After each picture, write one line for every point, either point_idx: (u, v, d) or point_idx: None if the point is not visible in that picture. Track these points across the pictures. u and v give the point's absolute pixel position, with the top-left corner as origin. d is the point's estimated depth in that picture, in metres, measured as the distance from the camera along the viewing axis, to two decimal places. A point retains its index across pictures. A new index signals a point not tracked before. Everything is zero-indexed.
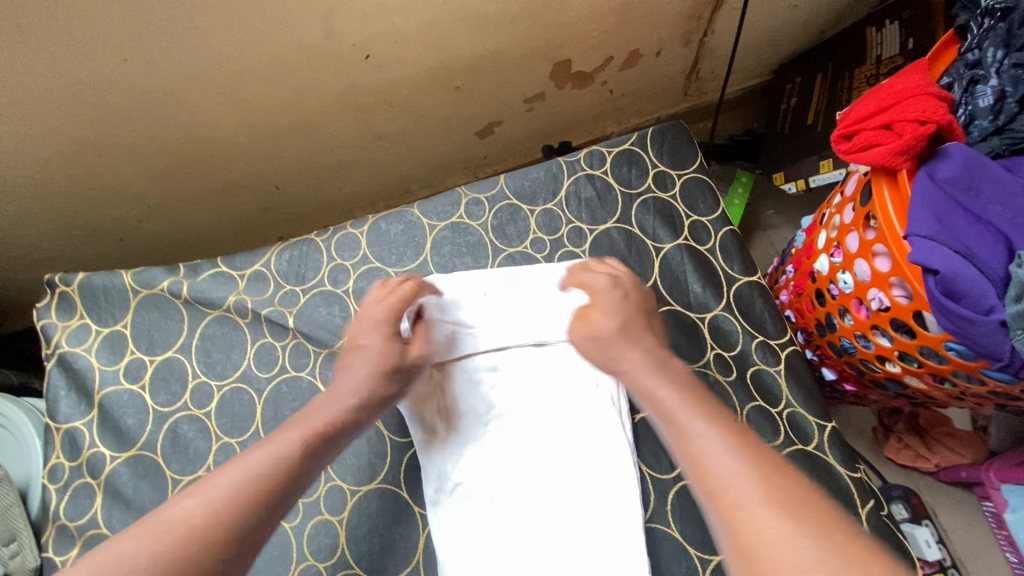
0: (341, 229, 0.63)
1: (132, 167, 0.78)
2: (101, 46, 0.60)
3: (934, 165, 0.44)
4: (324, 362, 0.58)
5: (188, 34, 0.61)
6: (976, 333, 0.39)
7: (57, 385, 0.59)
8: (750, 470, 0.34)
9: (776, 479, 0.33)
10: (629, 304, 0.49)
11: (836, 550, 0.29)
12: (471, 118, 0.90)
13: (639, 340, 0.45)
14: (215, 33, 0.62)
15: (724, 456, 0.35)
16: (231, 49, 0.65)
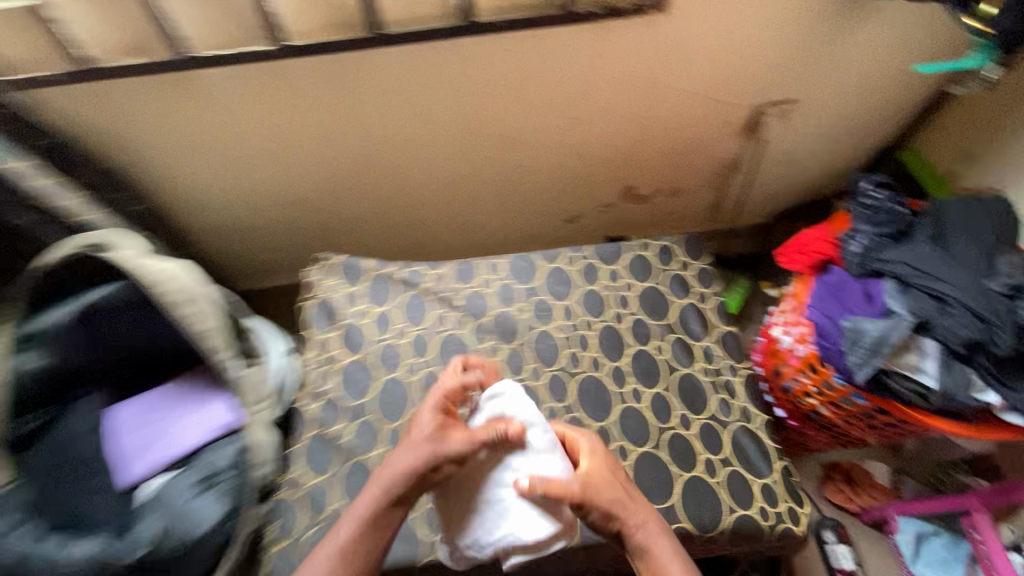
0: (490, 259, 1.07)
1: (354, 209, 1.21)
2: (388, 142, 1.06)
3: (825, 276, 0.88)
4: (473, 329, 1.00)
5: (436, 142, 1.09)
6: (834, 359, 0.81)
7: (315, 313, 1.02)
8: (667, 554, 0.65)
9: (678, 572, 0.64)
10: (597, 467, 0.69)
11: None
12: (565, 212, 1.36)
13: (605, 487, 0.67)
14: (449, 144, 1.09)
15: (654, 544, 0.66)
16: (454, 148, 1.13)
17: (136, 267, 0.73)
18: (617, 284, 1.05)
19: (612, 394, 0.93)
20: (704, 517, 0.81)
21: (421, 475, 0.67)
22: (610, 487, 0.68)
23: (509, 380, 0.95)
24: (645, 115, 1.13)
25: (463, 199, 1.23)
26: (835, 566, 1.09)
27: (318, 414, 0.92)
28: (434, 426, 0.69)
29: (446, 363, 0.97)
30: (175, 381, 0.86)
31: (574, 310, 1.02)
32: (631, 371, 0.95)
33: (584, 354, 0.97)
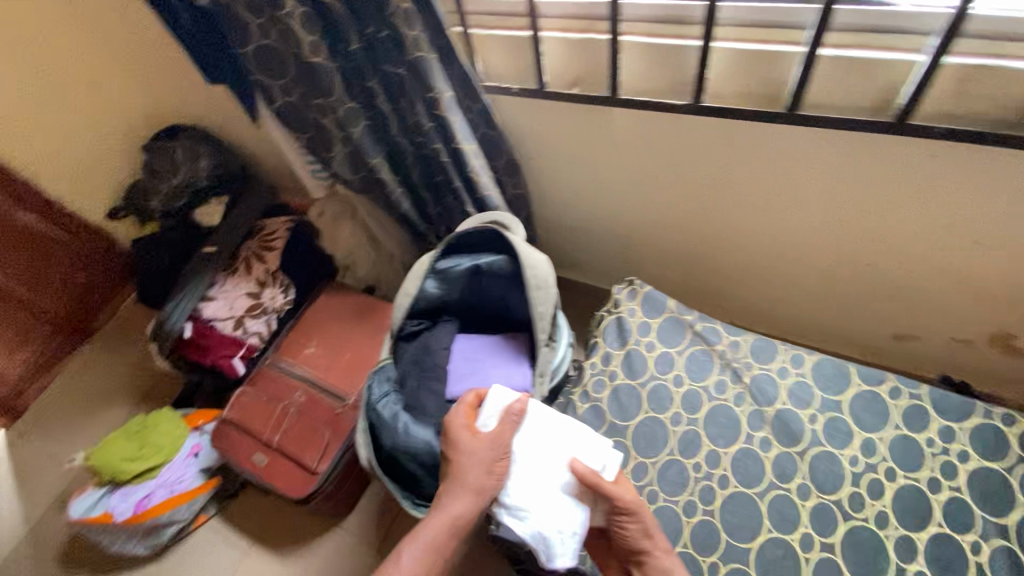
0: (798, 351, 1.02)
1: (679, 244, 1.31)
2: (744, 200, 1.12)
3: None
4: (750, 412, 0.98)
5: (793, 213, 1.10)
6: None
7: (611, 327, 1.14)
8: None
9: None
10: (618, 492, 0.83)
11: None
12: (901, 326, 1.20)
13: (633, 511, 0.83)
14: (805, 218, 1.10)
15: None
16: (808, 224, 1.10)
17: (523, 253, 0.94)
18: (948, 446, 0.88)
19: (887, 562, 0.82)
20: None
21: (487, 474, 0.83)
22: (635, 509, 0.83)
23: (772, 480, 0.91)
24: None
25: (792, 273, 1.24)
26: None
27: (586, 414, 1.05)
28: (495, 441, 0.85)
29: (710, 430, 0.97)
30: (503, 334, 1.07)
31: (873, 447, 0.91)
32: (923, 550, 0.82)
33: (869, 501, 0.86)
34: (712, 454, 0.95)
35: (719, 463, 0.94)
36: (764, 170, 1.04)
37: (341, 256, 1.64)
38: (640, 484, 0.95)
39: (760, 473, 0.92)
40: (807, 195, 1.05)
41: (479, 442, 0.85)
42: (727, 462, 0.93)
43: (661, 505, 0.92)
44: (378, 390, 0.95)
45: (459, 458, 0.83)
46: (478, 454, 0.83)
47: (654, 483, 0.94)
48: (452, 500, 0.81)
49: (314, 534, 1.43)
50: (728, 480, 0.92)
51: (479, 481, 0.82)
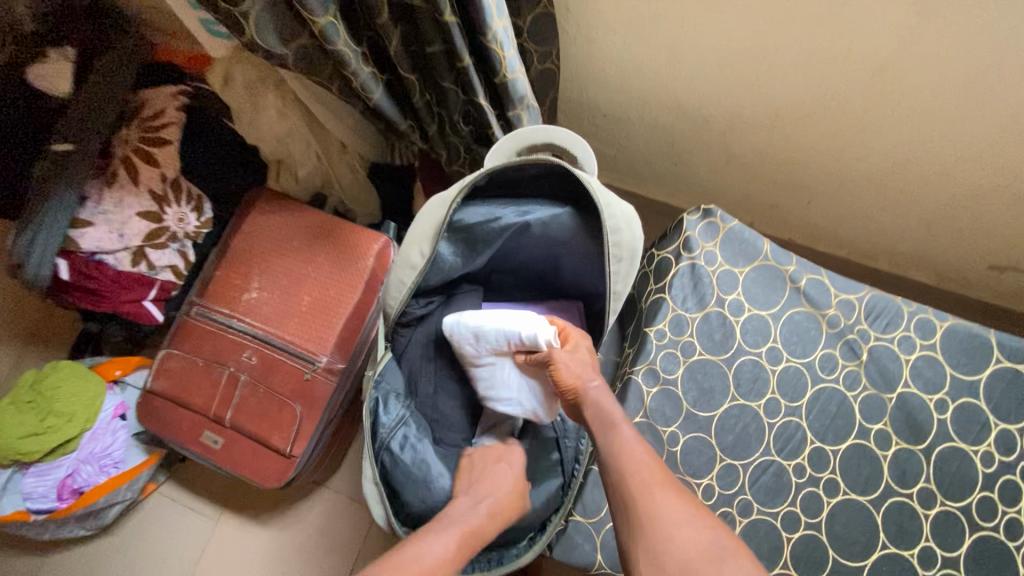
0: (927, 314, 0.78)
1: (756, 144, 0.96)
2: (887, 83, 0.78)
3: None
4: (865, 397, 0.77)
5: (949, 108, 0.78)
6: None
7: (682, 280, 0.84)
8: (648, 471, 0.55)
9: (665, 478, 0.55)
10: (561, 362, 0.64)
11: (696, 521, 0.53)
12: (1005, 257, 0.99)
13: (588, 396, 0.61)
14: (963, 116, 0.79)
15: (636, 454, 0.56)
16: (966, 129, 0.80)
17: (605, 212, 0.62)
18: None
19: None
20: None
21: (485, 458, 0.72)
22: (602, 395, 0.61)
23: (890, 485, 0.74)
24: None
25: (897, 188, 0.95)
26: None
27: (655, 402, 0.80)
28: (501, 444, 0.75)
29: (816, 422, 0.77)
30: (547, 306, 0.78)
31: (1014, 441, 0.74)
32: None
33: (1003, 508, 0.72)
34: (817, 454, 0.76)
35: (826, 465, 0.76)
36: (945, 45, 0.70)
37: (265, 147, 1.13)
38: (729, 493, 0.76)
39: (876, 475, 0.75)
40: (988, 86, 0.73)
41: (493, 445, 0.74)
42: (836, 464, 0.75)
43: (755, 518, 0.74)
44: (387, 416, 0.68)
45: (471, 470, 0.71)
46: (491, 467, 0.71)
47: (746, 492, 0.76)
48: (463, 499, 0.65)
49: (296, 498, 1.22)
50: (838, 486, 0.75)
51: (487, 483, 0.68)
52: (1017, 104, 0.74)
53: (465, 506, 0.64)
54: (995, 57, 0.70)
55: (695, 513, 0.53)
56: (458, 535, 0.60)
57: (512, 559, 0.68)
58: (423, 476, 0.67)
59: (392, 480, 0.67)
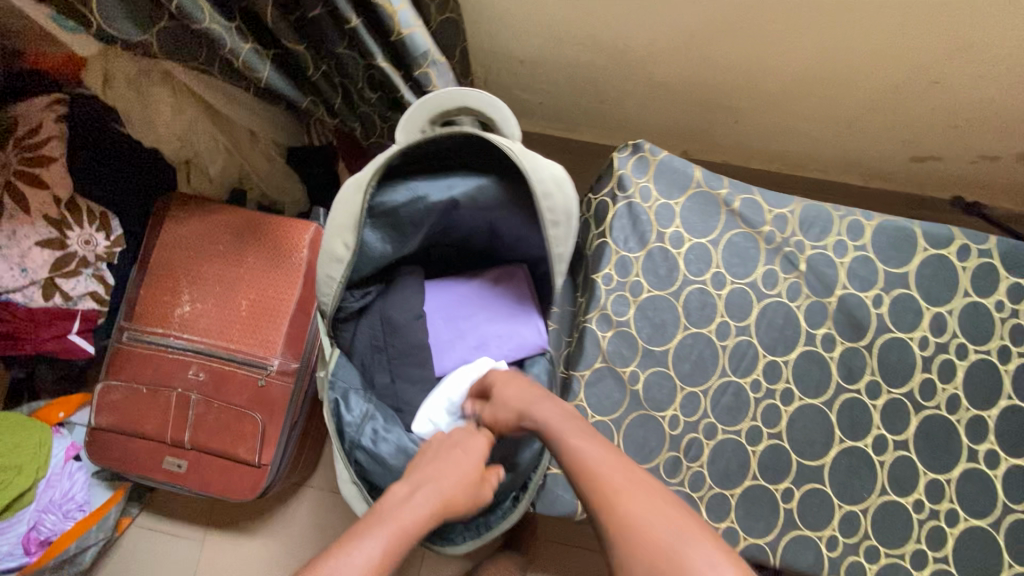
0: (855, 215, 0.81)
1: (675, 68, 0.94)
2: None
3: None
4: (807, 305, 0.79)
5: (856, 3, 0.77)
6: None
7: (621, 220, 0.83)
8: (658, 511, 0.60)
9: None
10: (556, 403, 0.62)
11: None
12: (923, 146, 1.01)
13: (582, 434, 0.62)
14: (870, 10, 0.78)
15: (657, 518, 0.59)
16: (873, 22, 0.80)
17: (532, 177, 0.57)
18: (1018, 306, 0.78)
19: (958, 446, 0.76)
20: None
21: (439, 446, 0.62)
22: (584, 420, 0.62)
23: (839, 384, 0.78)
24: None
25: (817, 94, 0.94)
26: None
27: (612, 346, 0.80)
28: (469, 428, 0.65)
29: (766, 338, 0.79)
30: (491, 273, 0.74)
31: (944, 322, 0.78)
32: (993, 425, 0.76)
33: (940, 385, 0.77)
34: (770, 367, 0.78)
35: (780, 377, 0.78)
36: None
37: (166, 149, 1.03)
38: (694, 419, 0.78)
39: (826, 378, 0.78)
40: None
41: (460, 427, 0.65)
42: (789, 374, 0.78)
43: (721, 440, 0.77)
44: (351, 414, 0.64)
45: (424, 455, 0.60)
46: (449, 458, 0.60)
47: (710, 415, 0.78)
48: (399, 490, 0.55)
49: (279, 502, 1.20)
50: (793, 394, 0.78)
51: (437, 471, 0.57)
52: None
53: (402, 500, 0.53)
54: None
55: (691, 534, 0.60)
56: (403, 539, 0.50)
57: (498, 522, 0.73)
58: (399, 469, 0.63)
59: (369, 476, 0.63)
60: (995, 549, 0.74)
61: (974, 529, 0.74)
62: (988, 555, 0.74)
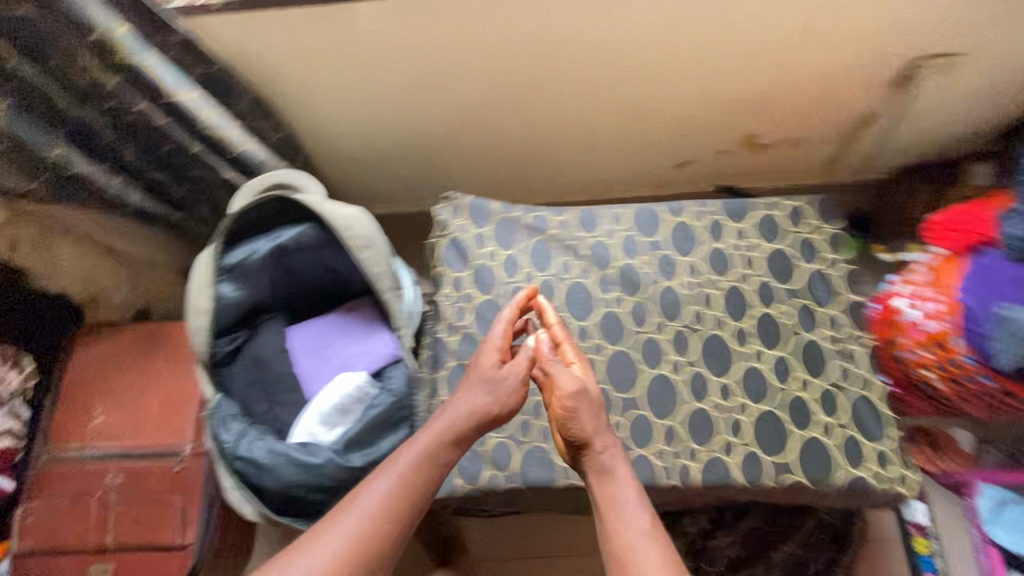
0: (615, 208, 1.09)
1: (473, 140, 1.23)
2: (522, 73, 1.07)
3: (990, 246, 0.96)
4: (598, 279, 1.04)
5: (568, 77, 1.09)
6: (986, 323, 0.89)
7: (447, 251, 1.07)
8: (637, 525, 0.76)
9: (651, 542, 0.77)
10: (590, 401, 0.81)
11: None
12: (676, 155, 1.34)
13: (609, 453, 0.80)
14: (580, 78, 1.10)
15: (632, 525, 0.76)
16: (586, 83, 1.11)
17: (331, 214, 0.81)
18: (743, 242, 1.05)
19: (732, 354, 0.97)
20: (818, 471, 0.89)
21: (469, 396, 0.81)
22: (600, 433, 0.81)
23: (635, 330, 1.00)
24: (794, 57, 1.08)
25: (582, 136, 1.25)
26: (908, 520, 1.21)
27: (459, 346, 0.99)
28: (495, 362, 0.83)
29: (574, 310, 1.01)
30: (342, 308, 0.93)
31: (697, 266, 1.04)
32: (752, 331, 0.99)
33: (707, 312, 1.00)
34: (579, 331, 1.00)
35: (591, 336, 1.00)
36: (532, 40, 1.00)
37: (72, 290, 1.19)
38: (534, 387, 0.96)
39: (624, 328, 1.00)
40: (576, 56, 1.04)
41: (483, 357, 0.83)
42: (598, 332, 1.00)
43: None
44: (228, 434, 0.80)
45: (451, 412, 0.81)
46: (488, 372, 0.81)
47: None
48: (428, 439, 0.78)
49: None
50: (604, 346, 0.99)
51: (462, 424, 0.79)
52: (602, 62, 1.06)
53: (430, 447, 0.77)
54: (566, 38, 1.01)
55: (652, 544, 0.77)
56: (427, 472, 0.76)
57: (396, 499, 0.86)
58: (272, 465, 0.78)
59: (252, 478, 0.79)
60: (783, 425, 0.93)
61: (765, 415, 0.93)
62: (780, 431, 0.92)
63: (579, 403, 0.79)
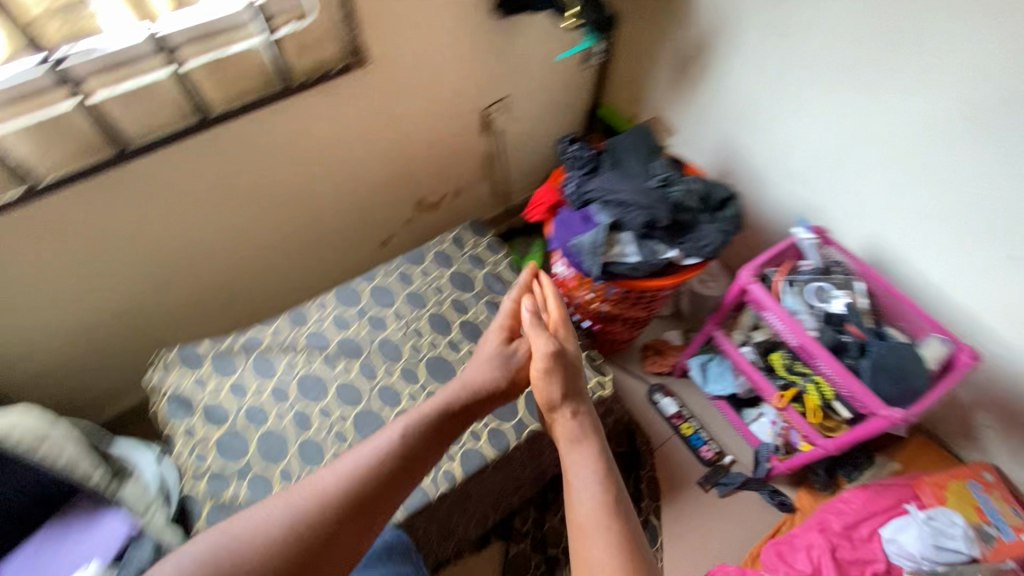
0: (319, 298, 1.25)
1: (178, 299, 1.32)
2: (183, 232, 1.20)
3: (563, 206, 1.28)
4: (322, 361, 1.17)
5: (230, 220, 1.25)
6: (574, 255, 1.17)
7: (176, 406, 1.11)
8: (595, 483, 0.88)
9: (612, 495, 0.87)
10: (569, 367, 1.03)
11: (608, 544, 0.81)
12: (374, 237, 1.60)
13: (585, 437, 0.96)
14: (243, 218, 1.27)
15: (586, 480, 0.89)
16: (254, 220, 1.29)
17: None
18: (428, 278, 1.31)
19: (452, 361, 1.19)
20: (541, 413, 1.11)
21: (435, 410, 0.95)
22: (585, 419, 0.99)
23: (367, 387, 1.14)
24: (403, 141, 1.41)
25: (281, 258, 1.42)
26: (669, 415, 1.49)
27: (212, 486, 1.03)
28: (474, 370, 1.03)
29: (309, 397, 1.13)
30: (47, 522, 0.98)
31: (400, 312, 1.25)
32: (461, 337, 1.23)
33: (420, 343, 1.21)
34: (322, 411, 1.11)
35: (332, 412, 1.11)
36: (173, 207, 1.15)
37: None
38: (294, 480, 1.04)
39: (359, 391, 1.14)
40: (226, 203, 1.22)
41: (479, 367, 1.04)
42: (336, 404, 1.12)
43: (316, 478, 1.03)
44: None
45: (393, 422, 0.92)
46: (489, 353, 1.07)
47: (302, 469, 1.05)
48: (366, 443, 0.88)
49: None
50: (346, 413, 1.11)
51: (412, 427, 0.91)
52: (253, 200, 1.25)
53: (377, 440, 0.88)
54: (204, 194, 1.17)
55: (606, 499, 0.86)
56: (367, 467, 0.84)
57: None
58: None
59: None
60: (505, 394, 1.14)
61: None
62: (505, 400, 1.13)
63: (550, 369, 1.00)
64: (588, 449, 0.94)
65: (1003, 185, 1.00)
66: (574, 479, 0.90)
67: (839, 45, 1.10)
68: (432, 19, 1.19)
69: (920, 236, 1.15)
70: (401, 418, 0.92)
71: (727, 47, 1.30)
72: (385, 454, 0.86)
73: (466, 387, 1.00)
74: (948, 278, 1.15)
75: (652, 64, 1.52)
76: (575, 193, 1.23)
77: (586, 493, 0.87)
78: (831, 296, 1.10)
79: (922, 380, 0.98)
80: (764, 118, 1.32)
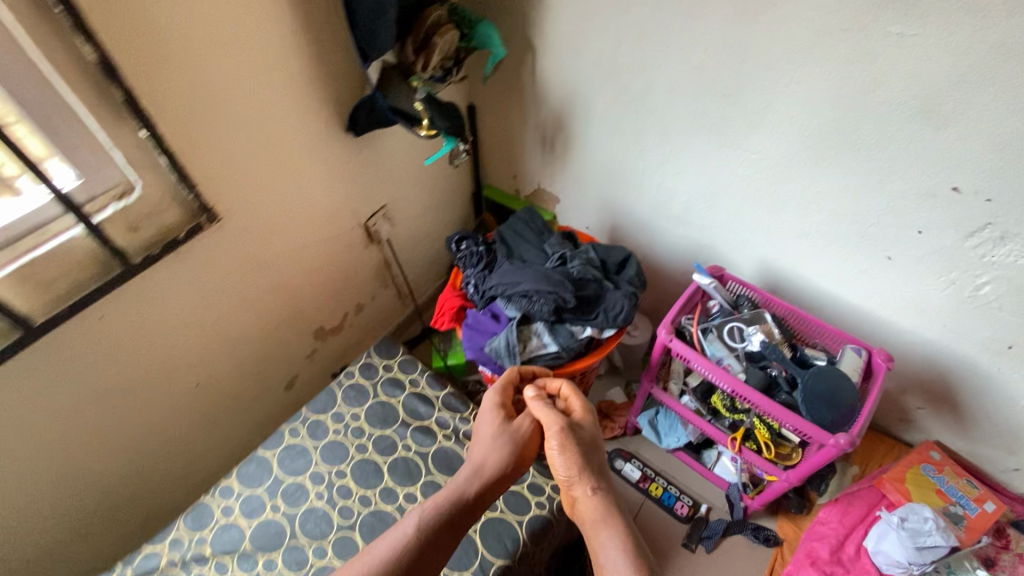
0: (220, 484, 1.10)
1: (52, 535, 1.10)
2: (39, 460, 1.00)
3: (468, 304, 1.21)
4: (237, 561, 1.01)
5: (97, 425, 1.07)
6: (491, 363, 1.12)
7: None
8: (623, 561, 0.87)
9: (642, 572, 0.86)
10: (587, 434, 1.01)
11: None
12: (278, 378, 1.46)
13: (604, 506, 0.95)
14: (113, 417, 1.09)
15: (615, 559, 0.88)
16: (126, 417, 1.12)
17: None
18: (344, 420, 1.19)
19: (391, 513, 1.06)
20: (502, 545, 1.00)
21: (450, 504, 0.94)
22: (604, 488, 0.97)
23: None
24: (284, 274, 1.31)
25: (173, 439, 1.24)
26: (634, 479, 1.42)
27: None
28: (493, 445, 1.00)
29: None
30: None
31: (319, 470, 1.11)
32: (394, 482, 1.10)
33: (350, 502, 1.07)
34: None
35: None
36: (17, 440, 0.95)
37: None
38: None
39: None
40: (86, 409, 1.04)
41: (487, 442, 1.01)
42: None
43: None
44: None
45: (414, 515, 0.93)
46: (492, 435, 1.02)
47: None
48: (389, 539, 0.90)
49: None
50: None
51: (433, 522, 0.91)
52: (121, 393, 1.08)
53: (398, 535, 0.89)
54: (55, 412, 0.99)
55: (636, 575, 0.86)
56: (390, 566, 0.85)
57: None
58: None
59: None
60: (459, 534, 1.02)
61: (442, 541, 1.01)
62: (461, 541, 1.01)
63: (559, 449, 0.97)
64: (613, 520, 0.93)
65: (857, 198, 1.04)
66: (602, 556, 0.90)
67: (678, 104, 1.16)
68: (282, 159, 1.13)
69: (803, 252, 1.20)
70: (422, 509, 0.93)
71: (581, 117, 1.35)
72: (406, 550, 0.87)
73: (480, 467, 0.98)
74: (839, 285, 1.19)
75: (517, 143, 1.56)
76: (477, 295, 1.18)
77: (614, 571, 0.87)
78: (747, 334, 1.09)
79: (848, 394, 0.98)
80: (634, 173, 1.36)
